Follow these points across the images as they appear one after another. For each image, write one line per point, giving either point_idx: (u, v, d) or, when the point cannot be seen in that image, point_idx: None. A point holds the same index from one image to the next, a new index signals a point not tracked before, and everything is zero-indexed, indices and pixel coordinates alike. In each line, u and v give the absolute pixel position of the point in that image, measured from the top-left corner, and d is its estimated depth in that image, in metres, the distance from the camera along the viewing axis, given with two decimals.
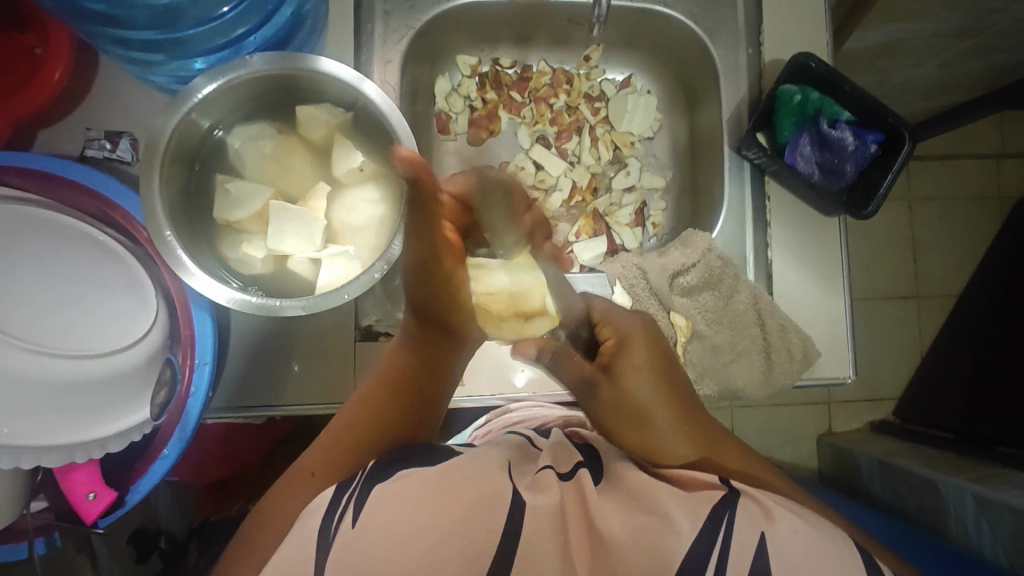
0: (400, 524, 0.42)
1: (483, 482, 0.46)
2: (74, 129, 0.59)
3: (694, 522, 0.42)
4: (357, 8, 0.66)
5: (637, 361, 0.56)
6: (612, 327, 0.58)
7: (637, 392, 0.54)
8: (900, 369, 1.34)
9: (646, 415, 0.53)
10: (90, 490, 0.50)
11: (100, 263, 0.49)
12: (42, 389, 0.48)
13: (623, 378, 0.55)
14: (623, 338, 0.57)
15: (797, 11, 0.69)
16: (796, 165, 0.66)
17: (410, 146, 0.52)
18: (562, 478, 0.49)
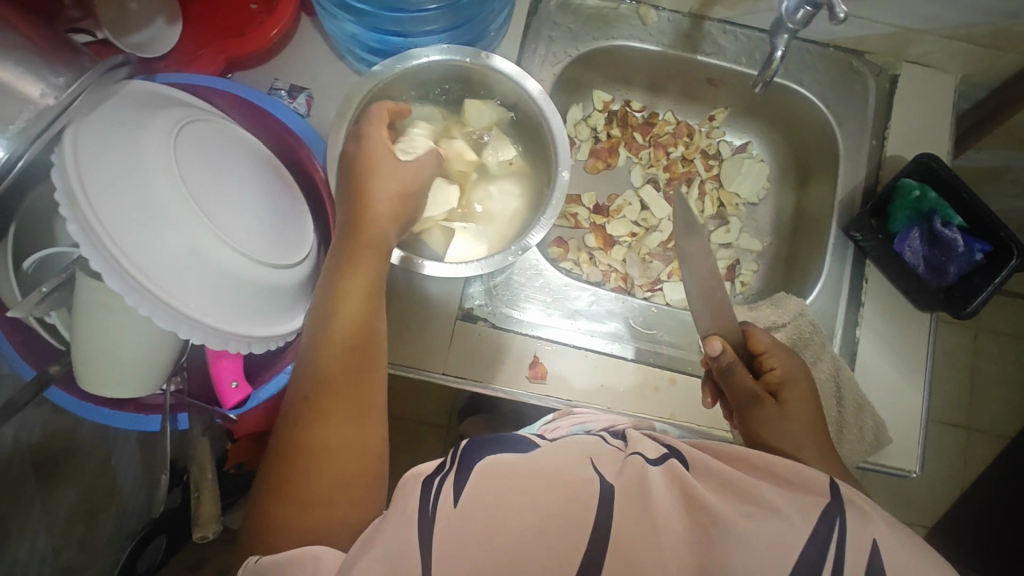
0: (503, 498, 0.43)
1: (578, 469, 0.46)
2: (264, 76, 0.66)
3: (809, 517, 0.41)
4: (526, 30, 0.74)
5: (798, 394, 0.58)
6: (780, 360, 0.60)
7: (795, 416, 0.56)
8: (936, 498, 1.32)
9: (799, 436, 0.55)
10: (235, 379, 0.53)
11: (278, 190, 0.53)
12: (217, 272, 0.44)
13: (789, 404, 0.57)
14: (791, 372, 0.59)
15: (920, 119, 0.75)
16: (903, 255, 0.68)
17: (564, 150, 0.58)
18: (651, 464, 0.46)
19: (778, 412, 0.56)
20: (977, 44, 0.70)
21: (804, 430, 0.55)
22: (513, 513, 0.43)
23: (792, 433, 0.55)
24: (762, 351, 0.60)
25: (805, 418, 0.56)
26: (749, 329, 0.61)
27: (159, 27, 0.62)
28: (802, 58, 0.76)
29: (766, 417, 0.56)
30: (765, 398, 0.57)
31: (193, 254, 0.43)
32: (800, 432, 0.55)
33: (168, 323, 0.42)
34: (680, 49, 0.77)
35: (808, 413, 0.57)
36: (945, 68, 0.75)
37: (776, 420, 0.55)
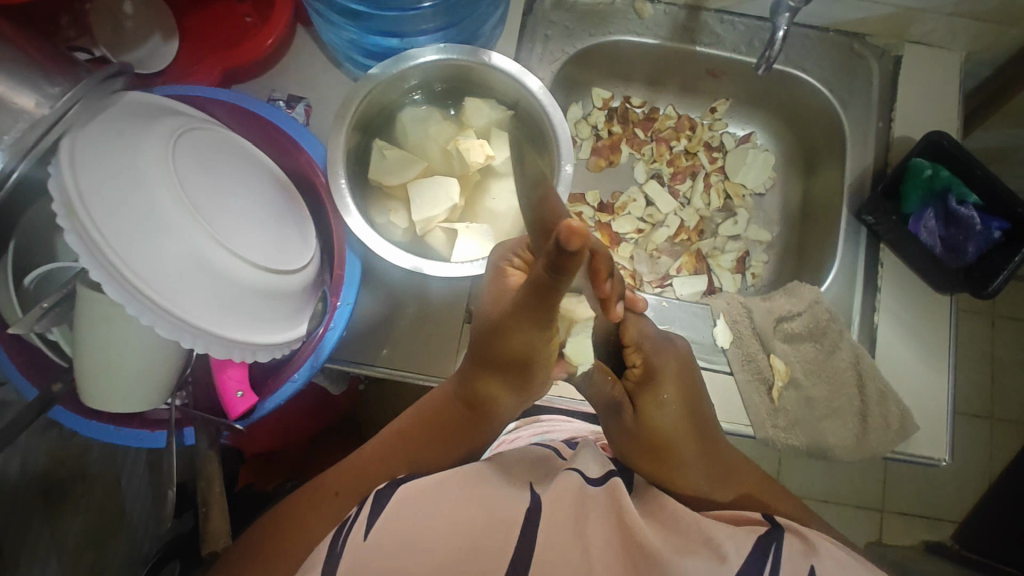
0: (428, 523, 0.44)
1: (504, 501, 0.46)
2: (262, 87, 0.66)
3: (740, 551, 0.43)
4: (523, 28, 0.73)
5: (675, 388, 0.52)
6: (643, 352, 0.52)
7: (672, 416, 0.51)
8: (964, 492, 1.30)
9: (679, 439, 0.52)
10: (241, 388, 0.52)
11: (278, 196, 0.52)
12: (217, 279, 0.43)
13: (655, 406, 0.51)
14: (655, 359, 0.52)
15: (926, 99, 0.73)
16: (919, 236, 0.67)
17: (566, 143, 0.57)
18: (591, 482, 0.48)
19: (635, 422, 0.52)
20: (983, 20, 0.69)
21: (674, 431, 0.51)
22: (440, 529, 0.43)
23: (672, 442, 0.52)
24: (629, 341, 0.52)
25: (678, 419, 0.51)
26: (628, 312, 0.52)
27: (156, 42, 0.62)
28: (802, 45, 0.75)
29: (625, 423, 0.53)
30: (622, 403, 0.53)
31: (192, 261, 0.42)
32: (681, 438, 0.52)
33: (171, 334, 0.41)
34: (678, 41, 0.76)
35: (681, 408, 0.52)
36: (949, 47, 0.74)
37: (636, 423, 0.52)
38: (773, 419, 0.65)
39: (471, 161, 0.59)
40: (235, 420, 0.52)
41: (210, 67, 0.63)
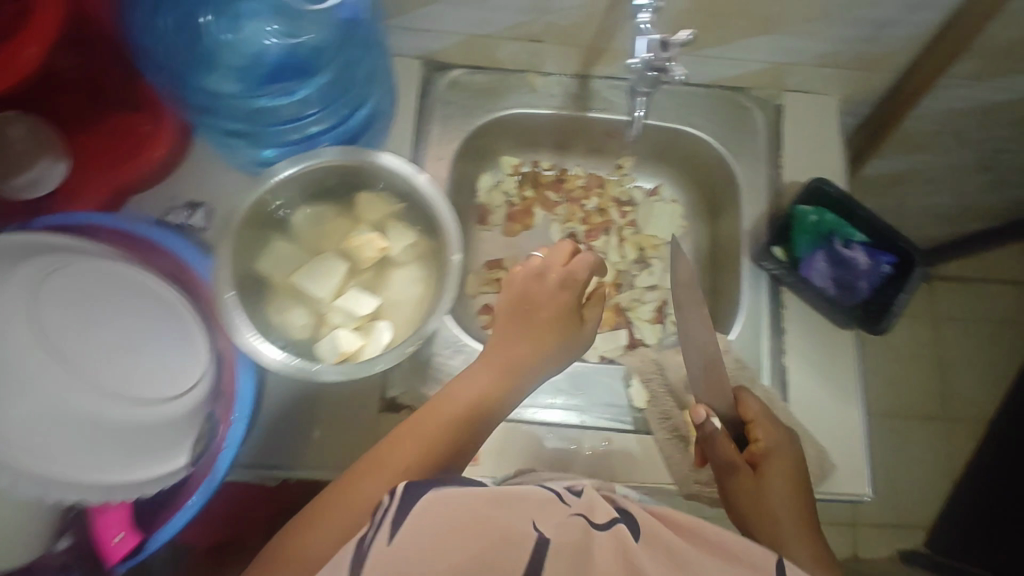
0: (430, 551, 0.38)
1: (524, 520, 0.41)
2: (160, 196, 0.67)
3: None
4: (419, 111, 0.75)
5: (784, 472, 0.59)
6: (764, 430, 0.61)
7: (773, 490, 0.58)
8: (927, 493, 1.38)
9: (781, 506, 0.57)
10: (121, 530, 0.53)
11: (161, 320, 0.52)
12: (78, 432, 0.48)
13: (766, 475, 0.59)
14: (773, 444, 0.61)
15: (812, 143, 0.77)
16: (811, 278, 0.69)
17: (455, 235, 0.58)
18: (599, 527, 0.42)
19: (758, 486, 0.58)
20: (848, 69, 0.73)
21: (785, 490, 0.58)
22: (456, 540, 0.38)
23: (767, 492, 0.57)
24: (748, 420, 0.63)
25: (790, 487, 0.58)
26: (739, 396, 0.64)
27: (44, 166, 0.61)
28: (690, 102, 0.78)
29: (738, 486, 0.59)
30: (742, 466, 0.59)
31: (52, 420, 0.46)
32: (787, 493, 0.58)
33: (35, 491, 0.46)
34: (572, 109, 0.79)
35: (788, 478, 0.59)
36: (826, 92, 0.78)
37: (751, 490, 0.58)
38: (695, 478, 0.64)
39: (365, 256, 0.60)
40: (115, 566, 0.52)
41: (98, 190, 0.63)
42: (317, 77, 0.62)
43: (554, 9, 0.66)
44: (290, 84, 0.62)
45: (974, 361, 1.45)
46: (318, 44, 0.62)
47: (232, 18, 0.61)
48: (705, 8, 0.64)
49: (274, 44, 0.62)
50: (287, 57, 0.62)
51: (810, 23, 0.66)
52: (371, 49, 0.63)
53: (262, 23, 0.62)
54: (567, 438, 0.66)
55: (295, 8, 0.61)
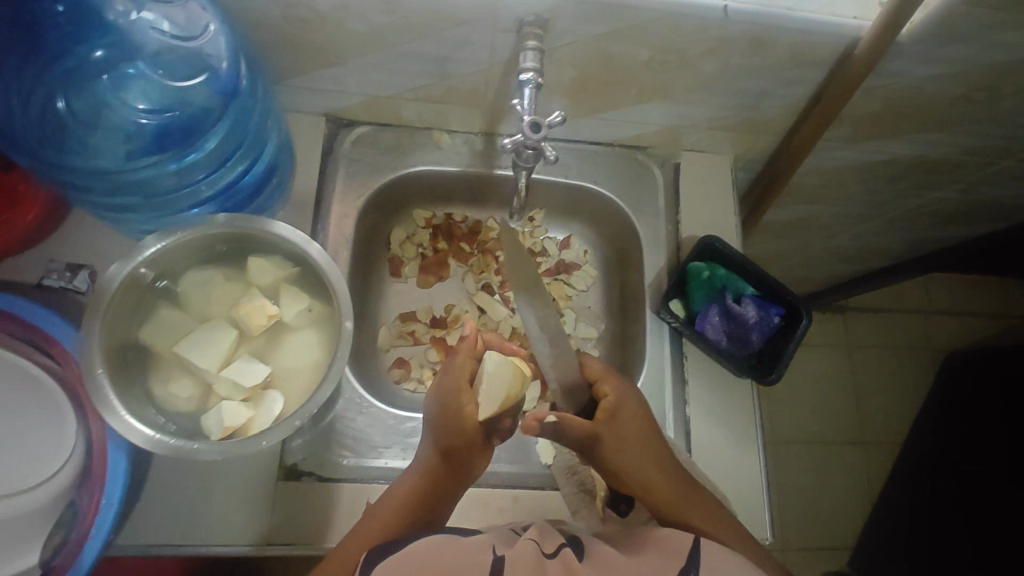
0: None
1: None
2: (37, 259, 0.64)
3: None
4: (323, 169, 0.75)
5: (633, 421, 0.62)
6: (613, 386, 0.63)
7: (636, 453, 0.61)
8: (850, 515, 1.44)
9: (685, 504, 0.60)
10: None
11: (27, 401, 0.51)
12: None
13: (625, 438, 0.61)
14: (621, 399, 0.62)
15: (707, 199, 0.81)
16: (706, 332, 0.72)
17: (346, 302, 0.58)
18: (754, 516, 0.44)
19: None
20: (735, 131, 0.78)
21: (645, 469, 0.61)
22: None
23: (649, 472, 0.61)
24: None
25: (649, 459, 0.61)
26: None
27: None
28: (592, 161, 0.82)
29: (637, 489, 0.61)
30: None
31: None
32: (656, 475, 0.61)
33: None
34: (479, 166, 0.80)
35: (646, 444, 0.62)
36: (720, 150, 0.83)
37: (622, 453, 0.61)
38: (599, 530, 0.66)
39: (254, 324, 0.58)
40: None
41: None
42: (201, 143, 0.58)
43: (451, 75, 0.67)
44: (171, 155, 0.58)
45: (885, 388, 1.54)
46: (196, 111, 0.58)
47: (99, 91, 0.56)
48: (593, 79, 0.67)
49: (147, 115, 0.58)
50: (163, 128, 0.58)
51: (692, 93, 0.70)
52: (259, 109, 0.60)
53: (130, 95, 0.57)
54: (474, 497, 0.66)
55: (167, 78, 0.58)
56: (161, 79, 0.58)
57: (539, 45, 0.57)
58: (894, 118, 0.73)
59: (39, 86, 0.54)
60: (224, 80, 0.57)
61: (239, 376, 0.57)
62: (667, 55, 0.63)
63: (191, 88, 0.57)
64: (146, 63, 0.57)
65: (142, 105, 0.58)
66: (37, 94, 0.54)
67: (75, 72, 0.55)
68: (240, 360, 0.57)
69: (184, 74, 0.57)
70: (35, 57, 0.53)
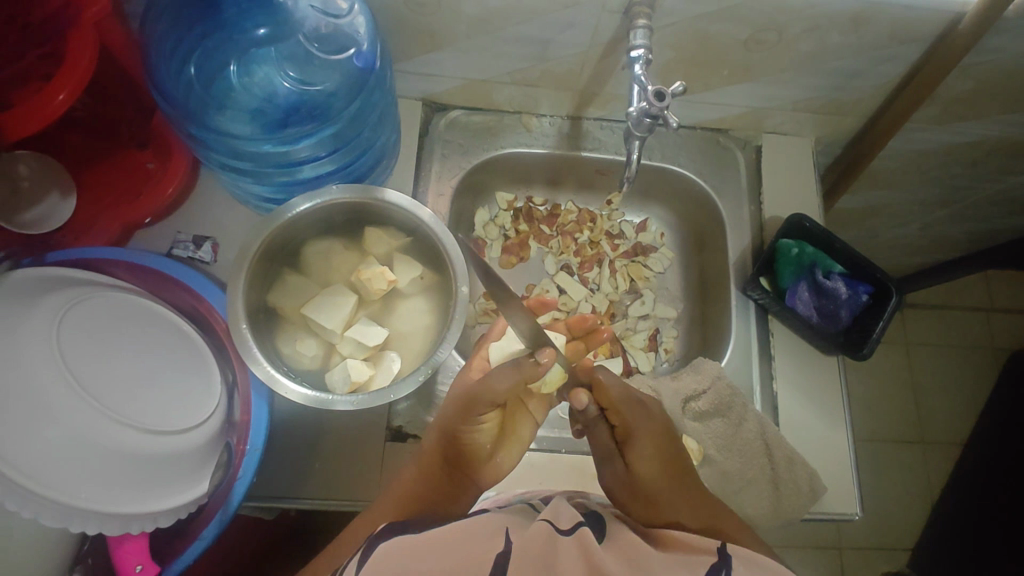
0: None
1: None
2: (167, 231, 0.69)
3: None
4: (420, 151, 0.79)
5: (650, 444, 0.59)
6: (626, 416, 0.59)
7: (648, 477, 0.57)
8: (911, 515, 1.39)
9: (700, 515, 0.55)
10: (138, 561, 0.49)
11: (181, 347, 0.52)
12: (83, 458, 0.43)
13: (635, 460, 0.58)
14: (635, 427, 0.59)
15: (789, 181, 0.83)
16: (796, 307, 0.73)
17: (461, 268, 0.61)
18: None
19: None
20: (819, 113, 0.80)
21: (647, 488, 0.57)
22: None
23: (654, 492, 0.56)
24: None
25: (659, 475, 0.57)
26: None
27: (53, 202, 0.60)
28: (674, 143, 0.84)
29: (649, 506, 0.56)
30: None
31: (17, 449, 0.40)
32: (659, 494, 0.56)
33: (59, 520, 0.42)
34: (565, 148, 0.83)
35: (660, 461, 0.58)
36: (800, 134, 0.84)
37: (626, 470, 0.59)
38: None
39: (375, 289, 0.62)
40: None
41: (109, 224, 0.64)
42: (332, 123, 0.62)
43: (550, 57, 0.70)
44: (307, 129, 0.61)
45: None
46: (334, 91, 0.61)
47: (251, 62, 0.60)
48: (687, 59, 0.69)
49: (290, 89, 0.61)
50: (302, 103, 0.61)
51: (784, 73, 0.71)
52: (385, 95, 0.63)
53: (277, 68, 0.61)
54: (568, 463, 0.68)
55: (318, 52, 0.61)
56: (313, 53, 0.61)
57: (648, 22, 0.60)
58: (986, 99, 0.73)
59: (206, 53, 0.58)
60: (365, 62, 0.59)
61: (362, 336, 0.61)
62: (765, 34, 0.65)
63: (329, 70, 0.61)
64: (302, 37, 0.60)
65: (289, 77, 0.61)
66: (204, 61, 0.59)
67: (235, 41, 0.59)
68: (358, 322, 0.61)
69: (331, 51, 0.60)
70: (206, 21, 0.57)
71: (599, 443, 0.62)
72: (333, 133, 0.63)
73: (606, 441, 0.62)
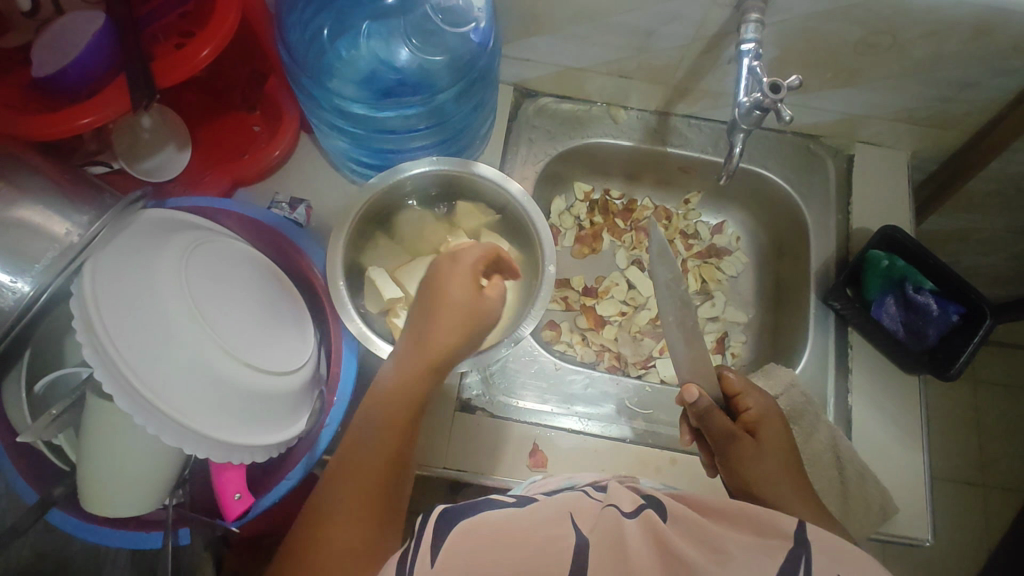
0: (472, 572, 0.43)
1: None
2: (265, 190, 0.71)
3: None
4: (507, 134, 0.80)
5: (776, 436, 0.60)
6: (754, 401, 0.62)
7: (770, 460, 0.57)
8: None
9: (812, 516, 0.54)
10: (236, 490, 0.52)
11: (281, 296, 0.55)
12: (200, 381, 0.45)
13: (762, 445, 0.59)
14: (764, 412, 0.61)
15: (880, 193, 0.80)
16: (881, 321, 0.72)
17: (549, 247, 0.62)
18: None
19: None
20: (920, 125, 0.77)
21: (766, 476, 0.56)
22: None
23: (776, 481, 0.56)
24: None
25: (783, 464, 0.57)
26: None
27: (169, 153, 0.65)
28: (763, 145, 0.82)
29: (771, 494, 0.55)
30: None
31: (145, 367, 0.42)
32: (776, 482, 0.56)
33: (175, 440, 0.43)
34: (650, 142, 0.83)
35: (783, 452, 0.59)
36: (895, 146, 0.82)
37: (751, 455, 0.57)
38: None
39: None
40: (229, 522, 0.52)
41: (217, 177, 0.68)
42: (438, 97, 0.64)
43: (650, 49, 0.71)
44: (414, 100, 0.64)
45: None
46: (445, 66, 0.64)
47: (371, 31, 0.63)
48: (791, 58, 0.68)
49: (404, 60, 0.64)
50: (413, 74, 0.64)
51: (892, 79, 0.70)
52: (490, 75, 0.65)
53: (394, 39, 0.63)
54: (631, 454, 0.68)
55: (440, 25, 0.63)
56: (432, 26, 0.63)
57: (760, 16, 0.59)
58: None
59: (334, 15, 0.63)
60: (479, 38, 0.61)
61: None
62: (879, 37, 0.63)
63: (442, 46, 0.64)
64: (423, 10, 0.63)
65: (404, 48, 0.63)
66: (331, 29, 0.63)
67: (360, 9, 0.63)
68: None
69: (448, 25, 0.63)
70: None
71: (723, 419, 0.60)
72: (437, 107, 0.65)
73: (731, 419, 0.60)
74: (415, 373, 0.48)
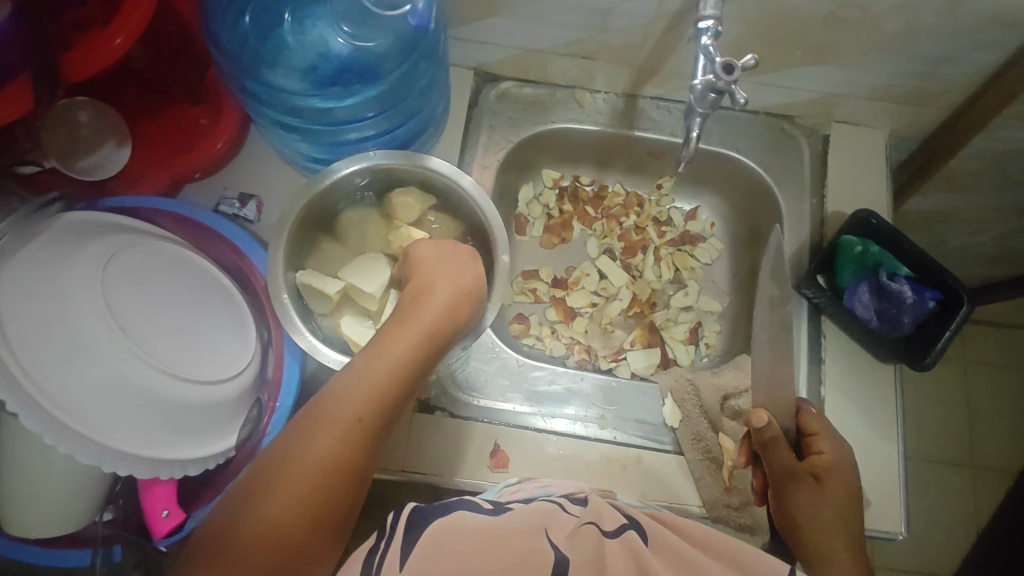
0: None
1: None
2: (212, 186, 0.69)
3: None
4: (467, 121, 0.76)
5: (843, 486, 0.60)
6: (830, 445, 0.62)
7: (828, 508, 0.59)
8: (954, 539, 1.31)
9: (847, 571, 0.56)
10: (166, 507, 0.52)
11: (217, 299, 0.53)
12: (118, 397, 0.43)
13: (826, 491, 0.60)
14: (838, 461, 0.61)
15: (857, 175, 0.77)
16: (855, 310, 0.69)
17: (501, 236, 0.59)
18: None
19: None
20: (897, 103, 0.74)
21: (824, 523, 0.58)
22: None
23: (827, 533, 0.57)
24: None
25: (839, 513, 0.59)
26: None
27: (109, 151, 0.62)
28: (735, 127, 0.79)
29: (811, 538, 0.58)
30: None
31: (55, 385, 0.40)
32: (834, 531, 0.58)
33: (92, 460, 0.41)
34: (617, 127, 0.79)
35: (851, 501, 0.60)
36: (873, 125, 0.78)
37: (810, 498, 0.59)
38: (726, 499, 0.65)
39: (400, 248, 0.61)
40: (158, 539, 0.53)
41: (159, 175, 0.65)
42: (382, 84, 0.61)
43: (611, 28, 0.67)
44: (354, 88, 0.60)
45: None
46: (387, 51, 0.60)
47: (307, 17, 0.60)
48: (759, 36, 0.65)
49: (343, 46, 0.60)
50: (353, 61, 0.60)
51: (865, 56, 0.66)
52: (437, 57, 0.62)
53: (331, 24, 0.60)
54: (597, 453, 0.66)
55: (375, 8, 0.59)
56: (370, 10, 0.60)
57: None
58: None
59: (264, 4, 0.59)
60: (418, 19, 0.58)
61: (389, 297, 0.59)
62: (849, 12, 0.60)
63: (381, 29, 0.60)
64: None
65: (342, 33, 0.60)
66: (263, 16, 0.59)
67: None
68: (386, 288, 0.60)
69: (385, 7, 0.59)
70: None
71: (790, 461, 0.61)
72: (383, 94, 0.62)
73: (788, 459, 0.61)
74: (388, 368, 0.48)
